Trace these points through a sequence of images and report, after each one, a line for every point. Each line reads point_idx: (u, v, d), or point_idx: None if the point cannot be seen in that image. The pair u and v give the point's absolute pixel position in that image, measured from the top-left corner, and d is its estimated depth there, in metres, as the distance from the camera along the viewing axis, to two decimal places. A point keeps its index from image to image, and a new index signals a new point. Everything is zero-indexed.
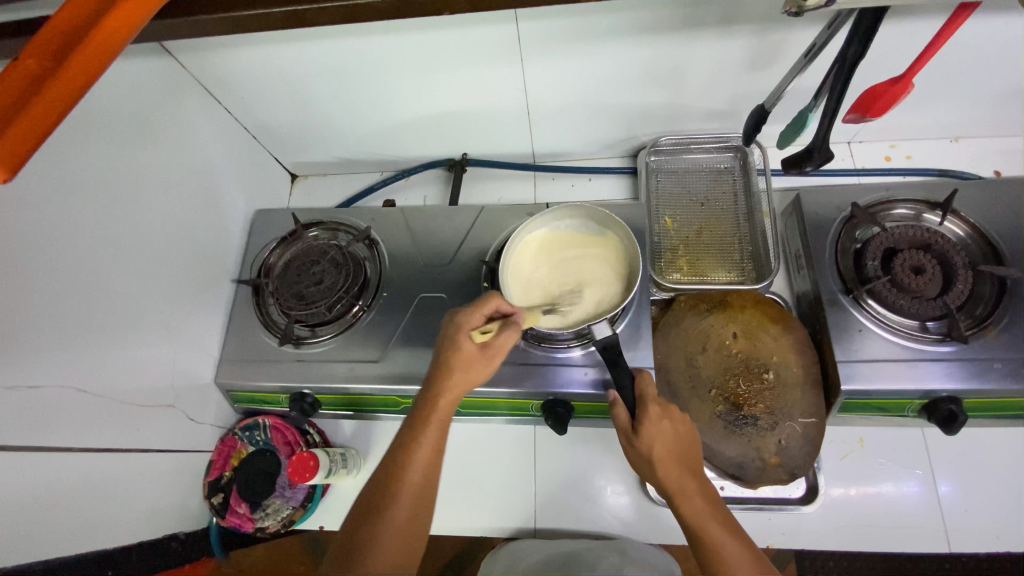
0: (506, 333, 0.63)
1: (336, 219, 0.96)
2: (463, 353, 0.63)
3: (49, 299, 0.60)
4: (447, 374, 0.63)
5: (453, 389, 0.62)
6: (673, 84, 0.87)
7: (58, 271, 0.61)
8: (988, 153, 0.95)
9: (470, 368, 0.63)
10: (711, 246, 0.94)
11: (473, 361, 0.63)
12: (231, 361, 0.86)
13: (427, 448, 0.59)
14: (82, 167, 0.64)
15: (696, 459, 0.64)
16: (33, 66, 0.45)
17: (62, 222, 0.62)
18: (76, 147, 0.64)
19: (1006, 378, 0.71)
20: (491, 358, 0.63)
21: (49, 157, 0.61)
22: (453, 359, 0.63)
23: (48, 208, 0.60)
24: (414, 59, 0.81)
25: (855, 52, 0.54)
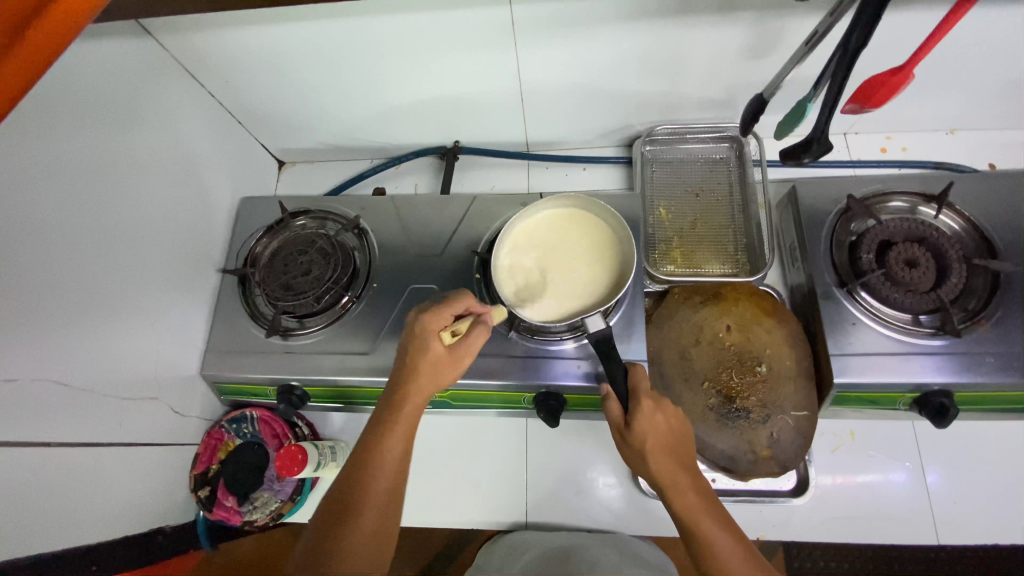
0: (473, 331, 0.63)
1: (324, 208, 0.94)
2: (433, 355, 0.62)
3: (27, 289, 0.58)
4: (415, 376, 0.62)
5: (423, 393, 0.61)
6: (670, 72, 0.85)
7: (33, 260, 0.59)
8: (983, 146, 0.94)
9: (439, 371, 0.62)
10: (705, 237, 0.93)
11: (441, 362, 0.62)
12: (217, 352, 0.84)
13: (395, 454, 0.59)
14: (59, 151, 0.62)
15: (687, 452, 0.64)
16: None
17: (37, 208, 0.59)
18: (52, 129, 0.61)
19: (997, 371, 0.71)
20: (460, 358, 0.63)
21: (21, 139, 0.58)
22: (422, 361, 0.62)
23: (23, 194, 0.58)
24: (407, 42, 0.79)
25: (857, 41, 0.52)
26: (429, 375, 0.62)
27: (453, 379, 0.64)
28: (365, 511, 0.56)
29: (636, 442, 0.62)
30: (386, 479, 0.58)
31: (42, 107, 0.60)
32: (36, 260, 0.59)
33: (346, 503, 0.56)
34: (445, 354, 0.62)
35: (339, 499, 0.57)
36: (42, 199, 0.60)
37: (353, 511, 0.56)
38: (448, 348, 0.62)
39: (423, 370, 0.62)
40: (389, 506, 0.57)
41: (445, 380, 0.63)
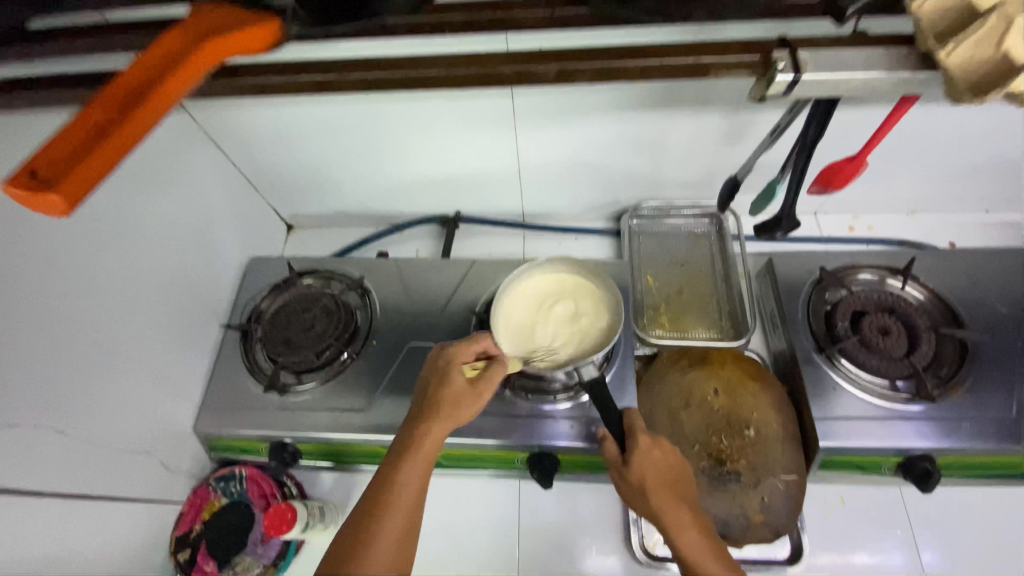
0: (495, 366, 0.69)
1: (331, 268, 0.98)
2: (458, 384, 0.67)
3: (24, 335, 0.60)
4: (442, 403, 0.65)
5: (448, 418, 0.65)
6: (652, 154, 0.94)
7: (32, 305, 0.61)
8: (941, 227, 1.03)
9: (464, 400, 0.66)
10: (691, 305, 0.98)
11: (466, 392, 0.66)
12: (213, 408, 0.85)
13: (415, 481, 0.60)
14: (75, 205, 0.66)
15: (686, 489, 0.65)
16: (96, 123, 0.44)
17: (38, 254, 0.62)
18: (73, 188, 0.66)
19: (973, 437, 0.74)
20: (482, 392, 0.67)
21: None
22: (447, 390, 0.66)
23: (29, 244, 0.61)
24: (415, 121, 0.88)
25: (814, 133, 0.60)
26: (454, 407, 0.65)
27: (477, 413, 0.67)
28: (382, 543, 0.57)
29: (635, 478, 0.64)
30: (405, 502, 0.59)
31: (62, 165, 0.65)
32: (35, 307, 0.61)
33: (359, 532, 0.57)
34: (467, 383, 0.67)
35: (350, 536, 0.57)
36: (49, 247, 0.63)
37: (366, 544, 0.56)
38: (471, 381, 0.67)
39: (449, 402, 0.65)
40: (404, 547, 0.58)
41: (467, 414, 0.66)
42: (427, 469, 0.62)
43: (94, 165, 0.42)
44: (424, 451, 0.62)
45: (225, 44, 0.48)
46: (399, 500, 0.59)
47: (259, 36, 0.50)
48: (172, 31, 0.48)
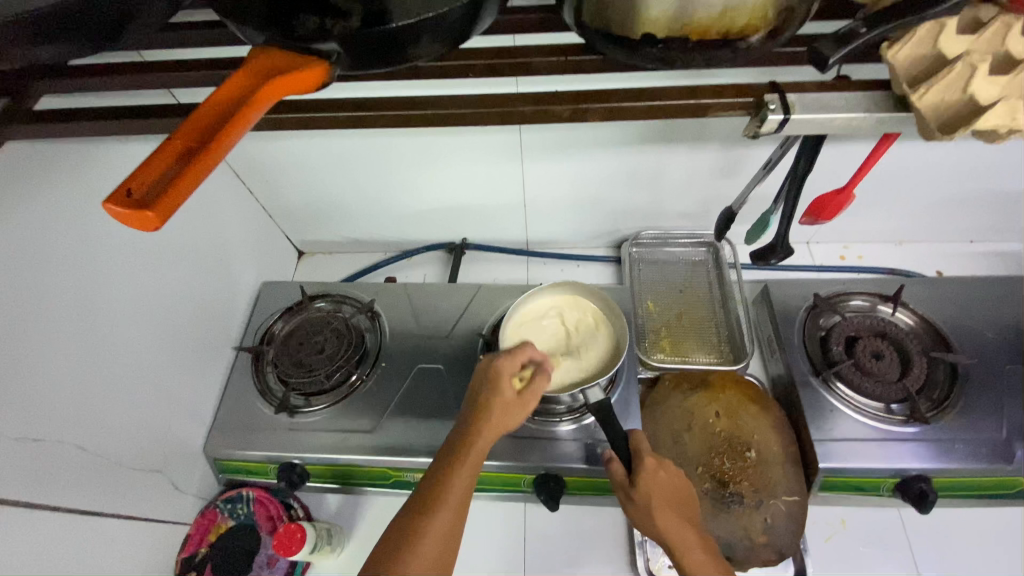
0: (542, 379, 0.67)
1: (342, 293, 1.01)
2: (506, 394, 0.65)
3: (56, 352, 0.62)
4: (488, 413, 0.65)
5: (494, 427, 0.64)
6: (652, 186, 0.99)
7: (64, 322, 0.63)
8: (928, 256, 1.07)
9: (510, 410, 0.65)
10: (691, 330, 1.01)
11: (513, 402, 0.66)
12: (224, 429, 0.86)
13: (460, 484, 0.61)
14: (104, 230, 0.69)
15: (688, 507, 0.67)
16: (179, 144, 0.38)
17: (75, 275, 0.65)
18: (104, 214, 0.70)
19: (967, 458, 0.76)
20: (526, 404, 0.66)
21: (76, 220, 0.66)
22: (495, 401, 0.65)
23: (66, 267, 0.64)
24: (427, 152, 0.92)
25: (804, 167, 0.65)
26: (501, 415, 0.65)
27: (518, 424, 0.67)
28: (428, 542, 0.57)
29: (643, 499, 0.65)
30: (452, 504, 0.60)
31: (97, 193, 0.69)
32: (66, 326, 0.63)
33: (406, 532, 0.58)
34: (513, 393, 0.66)
35: (397, 536, 0.58)
36: (81, 271, 0.66)
37: (412, 542, 0.57)
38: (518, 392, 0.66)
39: (495, 415, 0.64)
40: (447, 548, 0.59)
41: (511, 423, 0.66)
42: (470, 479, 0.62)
43: (185, 182, 0.37)
44: (469, 457, 0.62)
45: (278, 82, 0.40)
46: (446, 503, 0.59)
47: (309, 77, 0.41)
48: (242, 73, 0.41)
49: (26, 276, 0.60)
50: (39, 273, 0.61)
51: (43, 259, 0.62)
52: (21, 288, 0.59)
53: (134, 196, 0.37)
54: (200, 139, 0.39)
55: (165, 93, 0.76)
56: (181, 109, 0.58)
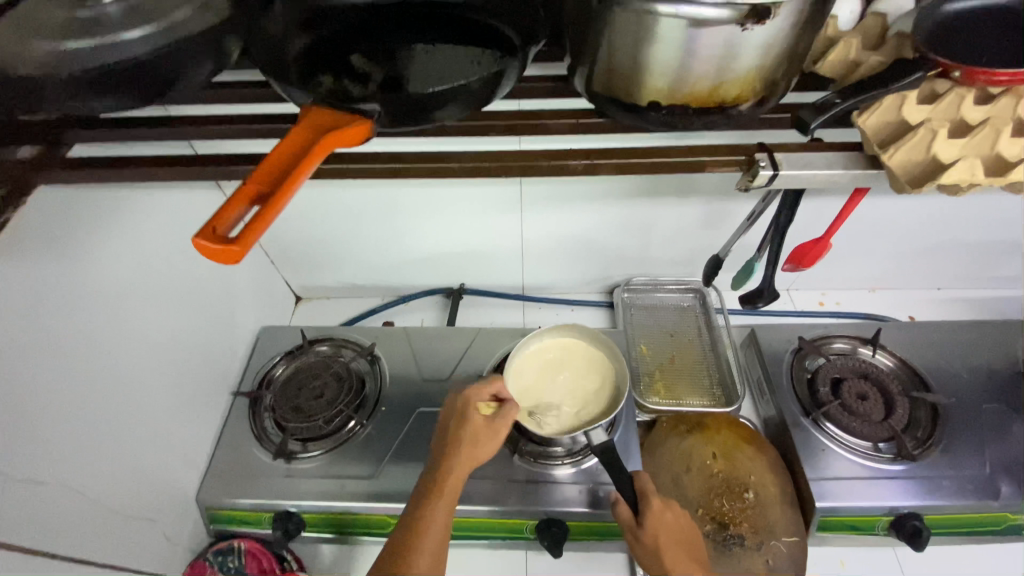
0: (511, 405, 0.72)
1: (342, 337, 1.02)
2: (475, 422, 0.70)
3: (64, 393, 0.62)
4: (461, 440, 0.69)
5: (470, 453, 0.68)
6: (643, 236, 1.05)
7: (75, 363, 0.63)
8: (900, 302, 1.13)
9: (484, 436, 0.70)
10: (683, 373, 1.04)
11: (484, 429, 0.70)
12: (218, 476, 0.84)
13: (443, 505, 0.64)
14: (116, 274, 0.70)
15: (693, 546, 0.70)
16: (252, 189, 0.44)
17: (89, 315, 0.66)
18: (119, 257, 0.71)
19: (954, 494, 0.79)
20: (497, 430, 0.70)
21: (92, 264, 0.67)
22: (467, 429, 0.70)
23: (80, 310, 0.65)
24: (432, 203, 0.98)
25: (786, 217, 0.71)
26: (475, 442, 0.69)
27: (490, 455, 0.70)
28: (418, 561, 0.59)
29: (650, 538, 0.66)
30: (437, 524, 0.63)
31: (116, 237, 0.71)
32: (76, 366, 0.63)
33: (396, 554, 0.60)
34: (483, 420, 0.71)
35: (389, 558, 0.60)
36: (94, 315, 0.67)
37: (401, 563, 0.59)
38: (488, 419, 0.71)
39: (467, 443, 0.68)
40: (438, 564, 0.61)
41: (488, 449, 0.69)
42: (451, 502, 0.65)
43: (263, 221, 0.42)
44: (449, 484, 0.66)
45: (333, 137, 0.45)
46: (431, 524, 0.62)
47: (356, 133, 0.47)
48: (300, 129, 0.47)
49: (42, 319, 0.60)
50: (55, 313, 0.62)
51: (60, 300, 0.63)
52: (37, 328, 0.60)
53: (220, 232, 0.42)
54: (271, 184, 0.45)
55: (184, 144, 0.80)
56: (212, 161, 0.62)
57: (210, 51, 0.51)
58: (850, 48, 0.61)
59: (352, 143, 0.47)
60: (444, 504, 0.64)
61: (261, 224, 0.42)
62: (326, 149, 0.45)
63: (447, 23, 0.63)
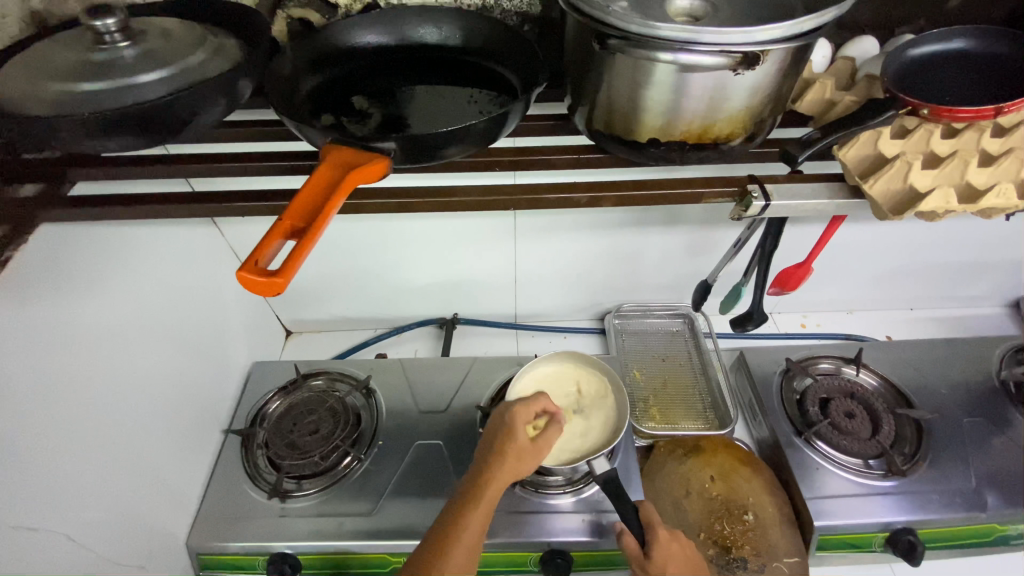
0: (554, 427, 0.71)
1: (336, 371, 1.01)
2: (521, 443, 0.68)
3: (52, 438, 0.60)
4: (503, 460, 0.67)
5: (510, 474, 0.67)
6: (633, 264, 1.08)
7: (67, 406, 0.62)
8: (878, 322, 1.18)
9: (525, 459, 0.68)
10: (677, 397, 1.05)
11: (527, 451, 0.68)
12: (208, 518, 0.81)
13: (475, 525, 0.64)
14: (112, 311, 0.70)
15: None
16: (287, 225, 0.46)
17: (84, 356, 0.65)
18: (115, 294, 0.70)
19: (943, 508, 0.81)
20: (541, 449, 0.69)
21: (88, 301, 0.66)
22: (510, 450, 0.68)
23: (76, 348, 0.64)
24: (426, 234, 1.00)
25: (771, 244, 0.75)
26: (514, 465, 0.67)
27: (531, 472, 0.69)
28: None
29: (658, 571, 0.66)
30: (467, 542, 0.63)
31: (112, 274, 0.70)
32: (69, 407, 0.62)
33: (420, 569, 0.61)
34: (527, 442, 0.69)
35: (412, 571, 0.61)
36: (91, 353, 0.66)
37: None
38: (532, 441, 0.69)
39: (511, 457, 0.67)
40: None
41: (527, 471, 0.68)
42: (488, 513, 0.65)
43: (297, 255, 0.44)
44: (483, 504, 0.65)
45: (354, 174, 0.47)
46: (461, 544, 0.62)
47: (374, 168, 0.49)
48: (324, 167, 0.49)
49: (35, 360, 0.59)
50: (48, 354, 0.61)
51: (54, 340, 0.61)
52: (30, 369, 0.58)
53: (259, 268, 0.44)
54: (302, 221, 0.47)
55: (182, 181, 0.80)
56: (217, 198, 0.63)
57: (224, 91, 0.52)
58: (825, 87, 0.67)
59: (373, 177, 0.48)
60: (476, 523, 0.64)
61: (297, 258, 0.43)
62: (349, 186, 0.47)
63: (448, 66, 0.67)
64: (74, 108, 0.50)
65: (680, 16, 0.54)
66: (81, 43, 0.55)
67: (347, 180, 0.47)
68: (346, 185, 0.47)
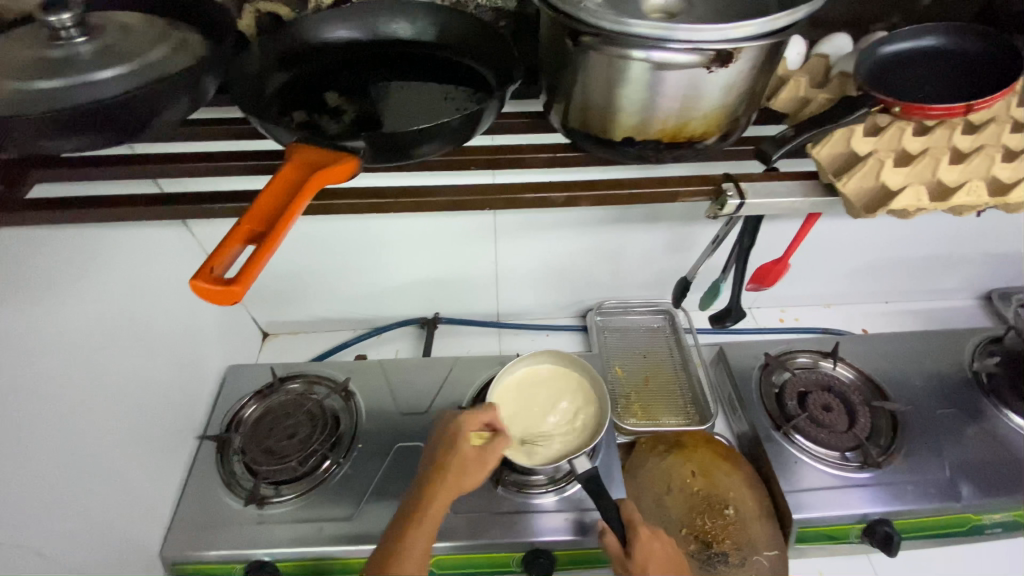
0: (501, 439, 0.71)
1: (315, 373, 0.99)
2: (461, 455, 0.69)
3: (15, 451, 0.57)
4: (443, 472, 0.69)
5: (450, 485, 0.68)
6: (614, 261, 1.08)
7: (31, 418, 0.59)
8: (854, 316, 1.20)
9: (467, 471, 0.69)
10: (659, 394, 1.05)
11: (469, 464, 0.69)
12: (184, 527, 0.79)
13: (417, 539, 0.65)
14: (77, 317, 0.67)
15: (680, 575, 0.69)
16: (247, 229, 0.45)
17: (47, 364, 0.62)
18: (80, 300, 0.68)
19: (917, 498, 0.83)
20: (486, 464, 0.70)
21: (49, 308, 0.63)
22: (451, 461, 0.69)
23: (38, 358, 0.61)
24: (405, 233, 0.98)
25: (749, 240, 0.75)
26: (455, 477, 0.68)
27: (476, 485, 0.70)
28: None
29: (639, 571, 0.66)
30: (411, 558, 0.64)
31: (77, 280, 0.68)
32: (33, 418, 0.60)
33: None
34: (469, 455, 0.70)
35: None
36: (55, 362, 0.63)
37: None
38: (476, 454, 0.70)
39: (451, 471, 0.69)
40: None
41: (471, 484, 0.69)
42: (432, 528, 0.66)
43: (256, 260, 0.42)
44: (423, 518, 0.66)
45: (320, 176, 0.46)
46: (401, 560, 0.63)
47: (342, 169, 0.47)
48: (288, 168, 0.48)
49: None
50: (9, 365, 0.58)
51: (16, 349, 0.59)
52: None
53: (217, 274, 0.43)
54: (265, 224, 0.45)
55: (149, 181, 0.77)
56: (185, 200, 0.61)
57: (188, 89, 0.51)
58: (800, 86, 0.68)
59: (340, 178, 0.47)
60: (417, 538, 0.65)
61: (256, 264, 0.42)
62: (313, 188, 0.46)
63: (422, 62, 0.65)
64: (28, 107, 0.48)
65: (656, 12, 0.53)
66: (36, 39, 0.53)
67: (312, 183, 0.46)
68: (310, 188, 0.46)
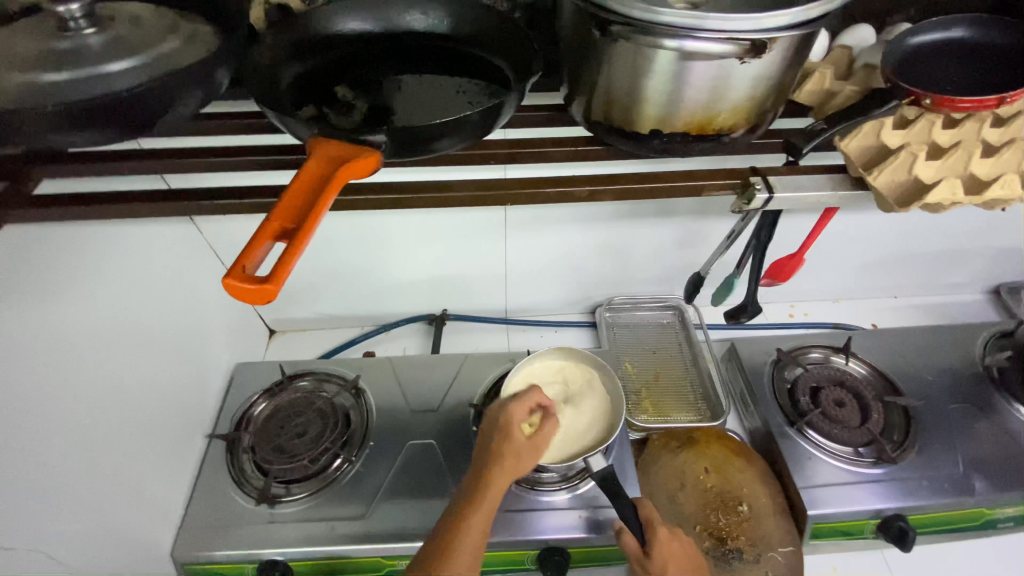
0: (551, 422, 0.72)
1: (324, 371, 0.98)
2: (515, 439, 0.68)
3: (23, 452, 0.56)
4: (500, 455, 0.67)
5: (508, 468, 0.66)
6: (624, 257, 1.07)
7: (38, 418, 0.59)
8: (864, 310, 1.19)
9: (524, 455, 0.68)
10: (669, 390, 1.04)
11: (524, 448, 0.68)
12: (194, 527, 0.78)
13: (478, 523, 0.63)
14: (85, 316, 0.66)
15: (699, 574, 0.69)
16: (276, 227, 0.43)
17: (54, 363, 0.61)
18: (86, 298, 0.67)
19: (932, 493, 0.83)
20: (538, 446, 0.69)
21: (57, 306, 0.63)
22: (508, 444, 0.68)
23: (45, 358, 0.60)
24: (414, 229, 0.97)
25: (765, 235, 0.74)
26: (511, 460, 0.67)
27: (530, 469, 0.68)
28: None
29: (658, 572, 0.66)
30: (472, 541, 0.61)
31: (85, 278, 0.66)
32: (40, 418, 0.59)
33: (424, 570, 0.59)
34: (523, 440, 0.69)
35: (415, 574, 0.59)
36: (62, 360, 0.62)
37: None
38: (529, 438, 0.69)
39: (509, 453, 0.67)
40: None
41: (524, 468, 0.68)
42: (489, 514, 0.64)
43: (287, 258, 0.41)
44: (483, 504, 0.64)
45: (344, 170, 0.45)
46: (463, 544, 0.61)
47: (365, 163, 0.46)
48: (310, 163, 0.46)
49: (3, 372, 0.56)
50: (17, 364, 0.57)
51: (22, 348, 0.58)
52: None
53: (247, 274, 0.42)
54: (291, 221, 0.44)
55: (156, 177, 0.76)
56: (194, 195, 0.60)
57: (200, 81, 0.49)
58: (822, 77, 0.66)
59: (363, 172, 0.46)
60: (476, 522, 0.63)
61: (288, 261, 0.41)
62: (338, 183, 0.45)
63: (436, 54, 0.64)
64: (36, 99, 0.46)
65: (679, 2, 0.52)
66: (42, 30, 0.51)
67: (337, 177, 0.45)
68: (336, 182, 0.45)
